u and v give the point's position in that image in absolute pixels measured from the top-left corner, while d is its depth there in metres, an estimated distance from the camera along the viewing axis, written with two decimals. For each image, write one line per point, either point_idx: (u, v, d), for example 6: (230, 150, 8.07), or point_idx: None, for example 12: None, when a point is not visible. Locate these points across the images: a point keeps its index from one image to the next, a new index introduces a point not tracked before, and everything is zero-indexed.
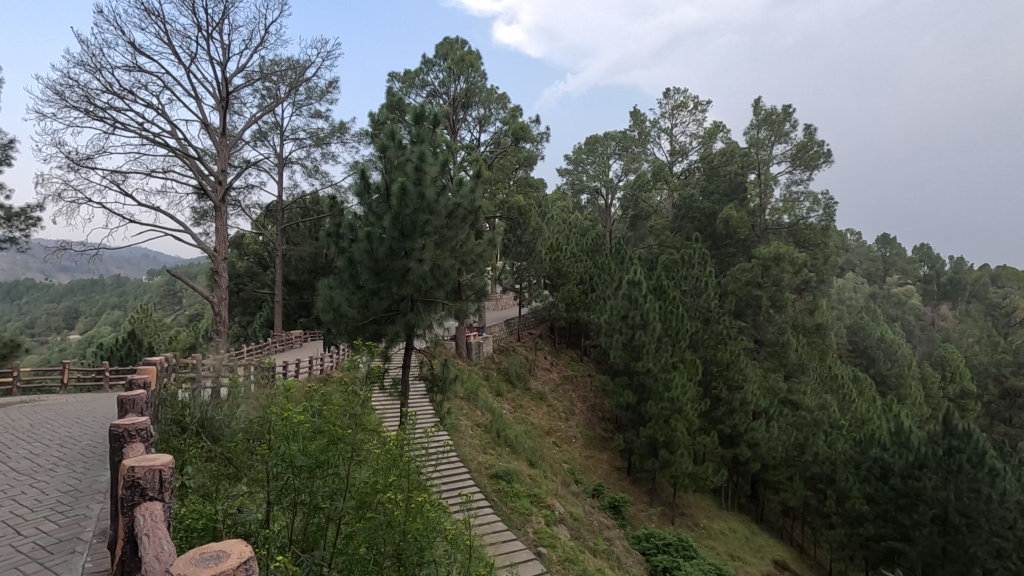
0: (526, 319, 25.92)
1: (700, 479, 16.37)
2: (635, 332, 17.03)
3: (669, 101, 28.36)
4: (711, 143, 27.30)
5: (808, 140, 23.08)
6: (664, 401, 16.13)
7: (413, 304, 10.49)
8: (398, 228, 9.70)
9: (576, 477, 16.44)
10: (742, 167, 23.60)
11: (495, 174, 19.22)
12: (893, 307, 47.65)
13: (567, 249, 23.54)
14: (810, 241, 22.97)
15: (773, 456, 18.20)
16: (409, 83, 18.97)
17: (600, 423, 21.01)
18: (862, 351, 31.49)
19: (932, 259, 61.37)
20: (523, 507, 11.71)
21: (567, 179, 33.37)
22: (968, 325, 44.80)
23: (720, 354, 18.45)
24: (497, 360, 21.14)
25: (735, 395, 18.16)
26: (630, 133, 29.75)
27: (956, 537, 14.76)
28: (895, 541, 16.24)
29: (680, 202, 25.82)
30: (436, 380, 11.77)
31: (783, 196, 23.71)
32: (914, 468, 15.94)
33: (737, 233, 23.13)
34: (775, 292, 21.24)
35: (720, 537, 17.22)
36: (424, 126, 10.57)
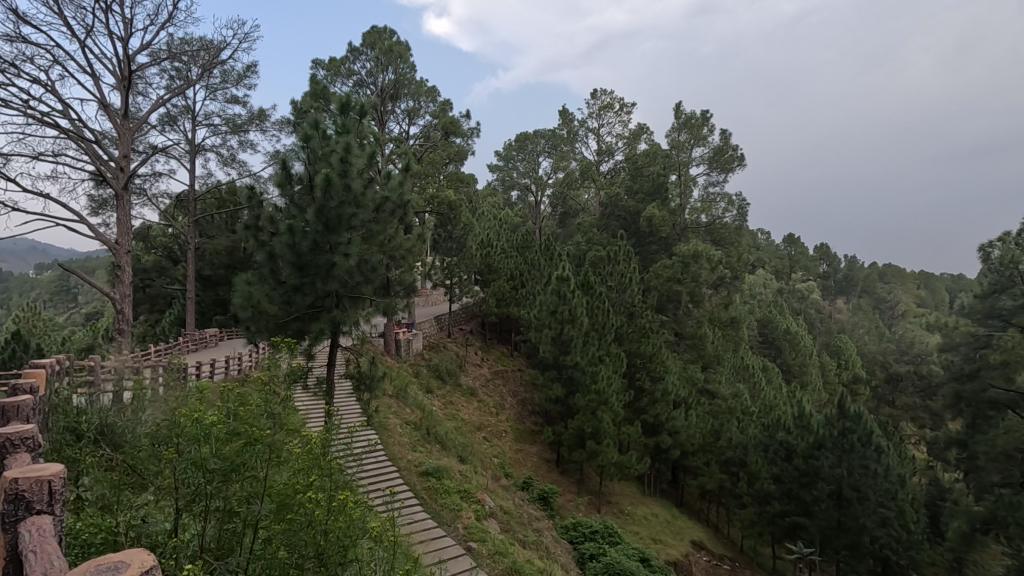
0: (457, 315, 25.78)
1: (624, 467, 17.05)
2: (564, 327, 17.36)
3: (597, 102, 29.09)
4: (635, 144, 28.33)
5: (723, 144, 24.51)
6: (591, 393, 16.57)
7: (339, 300, 10.15)
8: (322, 221, 9.32)
9: (506, 471, 16.63)
10: (664, 168, 24.69)
11: (424, 168, 18.95)
12: (797, 301, 51.64)
13: (498, 245, 23.62)
14: (725, 240, 24.41)
15: (692, 443, 19.23)
16: (334, 72, 18.29)
17: (530, 417, 21.31)
18: (771, 342, 33.87)
19: (829, 257, 66.26)
20: (453, 503, 11.66)
21: (498, 175, 33.52)
22: (859, 317, 49.38)
23: (643, 347, 19.21)
24: (427, 357, 20.91)
25: (657, 386, 19.00)
26: (559, 132, 30.26)
27: (848, 510, 16.43)
28: (798, 516, 17.68)
29: (607, 200, 26.59)
30: (363, 377, 11.45)
31: (701, 197, 25.10)
32: (813, 449, 17.35)
33: (659, 231, 24.16)
34: (694, 288, 22.18)
35: (644, 522, 18.00)
36: (350, 117, 10.25)
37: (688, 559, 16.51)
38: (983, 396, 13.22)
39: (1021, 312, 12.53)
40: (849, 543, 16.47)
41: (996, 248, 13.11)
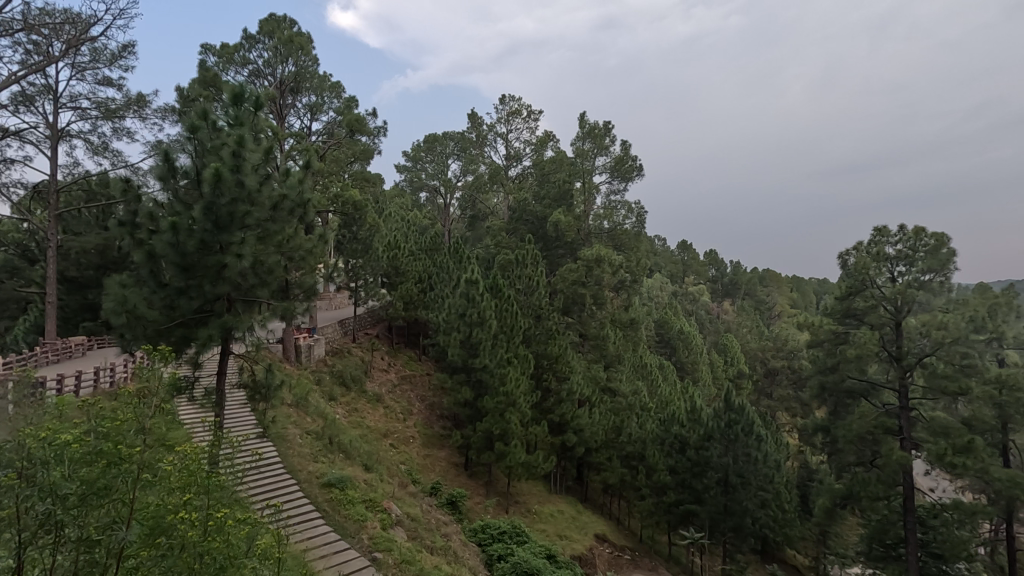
0: (362, 319, 24.96)
1: (532, 467, 17.41)
2: (472, 330, 17.29)
3: (505, 107, 29.41)
4: (542, 150, 29.03)
5: (624, 154, 25.80)
6: (499, 395, 16.71)
7: (231, 304, 9.56)
8: (212, 219, 8.62)
9: (414, 478, 16.36)
10: (569, 175, 25.51)
11: (328, 166, 18.17)
12: (690, 303, 55.47)
13: (406, 247, 23.14)
14: (625, 245, 25.70)
15: (596, 439, 19.96)
16: (228, 60, 17.04)
17: (439, 422, 21.10)
18: (666, 341, 36.12)
19: (717, 262, 72.07)
20: (358, 514, 11.25)
21: (406, 175, 32.86)
22: (742, 317, 54.09)
23: (550, 348, 19.63)
24: (329, 363, 20.04)
25: (563, 385, 19.55)
26: (468, 135, 30.30)
27: (733, 495, 17.92)
28: (690, 504, 19.01)
29: (516, 205, 26.99)
30: (258, 386, 10.71)
31: (603, 204, 26.31)
32: (704, 440, 18.67)
33: (565, 236, 24.84)
34: (597, 291, 22.95)
35: (550, 519, 18.45)
36: (244, 108, 9.56)
37: (592, 553, 17.13)
38: (842, 385, 14.89)
39: (871, 311, 14.27)
40: (734, 525, 17.98)
41: (851, 256, 14.86)
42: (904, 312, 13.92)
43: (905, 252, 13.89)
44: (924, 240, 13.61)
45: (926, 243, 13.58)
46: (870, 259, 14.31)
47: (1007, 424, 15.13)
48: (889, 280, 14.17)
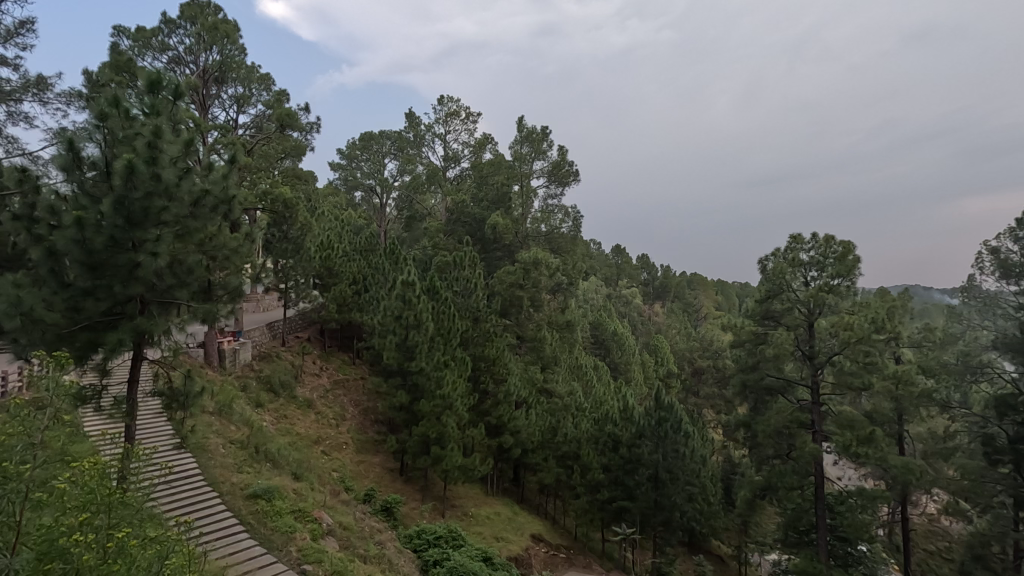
0: (292, 321, 23.96)
1: (469, 470, 17.36)
2: (408, 333, 16.96)
3: (443, 108, 29.17)
4: (481, 153, 29.02)
5: (561, 159, 26.26)
6: (436, 399, 16.52)
7: (144, 306, 8.88)
8: (123, 214, 7.96)
9: (347, 485, 15.87)
10: (507, 178, 25.63)
11: (256, 162, 17.32)
12: (623, 305, 57.20)
13: (339, 248, 22.34)
14: (562, 248, 26.16)
15: (532, 440, 20.14)
16: (144, 44, 15.91)
17: (373, 427, 20.56)
18: (601, 343, 37.00)
19: (649, 266, 74.78)
20: (286, 525, 10.74)
21: (340, 174, 31.87)
22: (672, 319, 56.43)
23: (487, 350, 19.61)
24: (256, 368, 19.08)
25: (501, 387, 19.58)
26: (405, 134, 29.82)
27: (663, 490, 18.60)
28: (623, 500, 19.57)
29: (454, 206, 26.76)
30: (175, 394, 10.00)
31: (540, 207, 26.75)
32: (636, 438, 19.27)
33: (503, 238, 24.87)
34: (534, 293, 23.10)
35: (486, 521, 18.41)
36: (161, 97, 8.91)
37: (528, 553, 17.24)
38: (762, 383, 15.81)
39: (788, 313, 15.41)
40: (663, 519, 18.67)
41: (770, 261, 15.80)
42: (815, 314, 15.01)
43: (817, 258, 14.92)
44: (833, 247, 14.65)
45: (835, 250, 14.64)
46: (786, 264, 15.28)
47: (902, 416, 16.63)
48: (803, 284, 15.16)
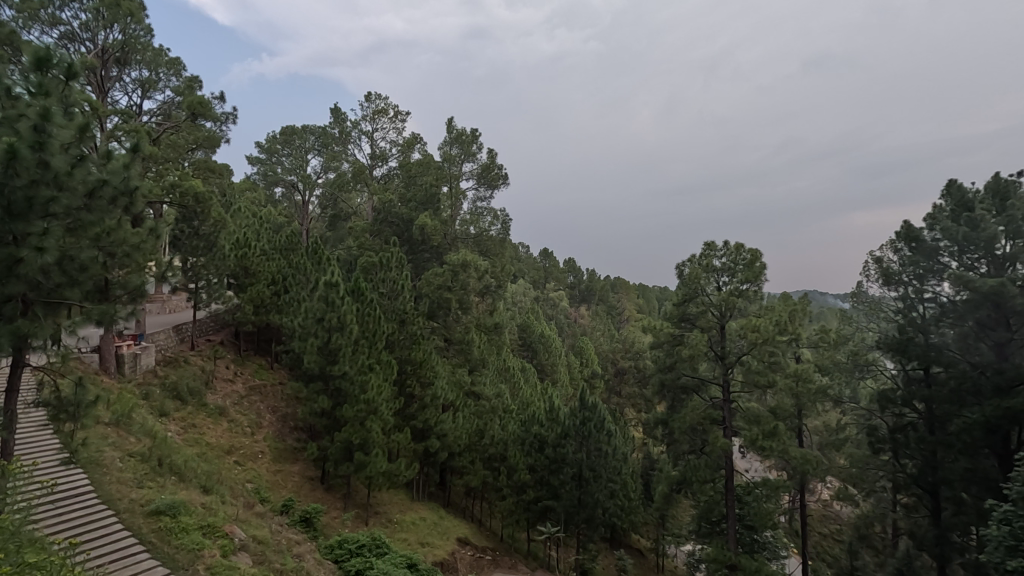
0: (203, 323, 22.49)
1: (393, 475, 17.02)
2: (331, 336, 16.31)
3: (370, 105, 28.44)
4: (409, 152, 28.57)
5: (490, 162, 26.38)
6: (359, 403, 16.02)
7: (28, 307, 7.97)
8: (1, 204, 7.08)
9: (262, 496, 15.05)
10: (436, 179, 25.37)
11: (163, 151, 16.09)
12: (550, 308, 58.28)
13: (257, 246, 20.87)
14: (491, 251, 26.30)
15: (459, 444, 20.01)
16: (30, 16, 14.11)
17: (292, 434, 19.62)
18: (528, 345, 37.50)
19: (575, 269, 76.67)
20: (192, 543, 10.02)
21: (258, 168, 30.27)
22: (597, 321, 58.19)
23: (414, 353, 19.26)
24: (161, 374, 17.69)
25: (427, 391, 19.31)
26: (330, 130, 28.79)
27: (587, 488, 19.12)
28: (548, 500, 19.89)
29: (380, 206, 25.91)
30: (63, 404, 9.05)
31: (470, 209, 26.79)
32: (561, 438, 19.65)
33: (431, 240, 24.51)
34: (462, 295, 22.89)
35: (411, 527, 18.09)
36: (50, 75, 8.03)
37: (454, 557, 17.12)
38: (678, 382, 16.61)
39: (702, 316, 16.24)
40: (586, 516, 19.19)
41: (686, 267, 16.65)
42: (726, 317, 16.02)
43: (728, 264, 15.87)
44: (743, 254, 15.67)
45: (744, 257, 15.65)
46: (701, 269, 16.16)
47: (801, 410, 18.07)
48: (716, 289, 16.09)
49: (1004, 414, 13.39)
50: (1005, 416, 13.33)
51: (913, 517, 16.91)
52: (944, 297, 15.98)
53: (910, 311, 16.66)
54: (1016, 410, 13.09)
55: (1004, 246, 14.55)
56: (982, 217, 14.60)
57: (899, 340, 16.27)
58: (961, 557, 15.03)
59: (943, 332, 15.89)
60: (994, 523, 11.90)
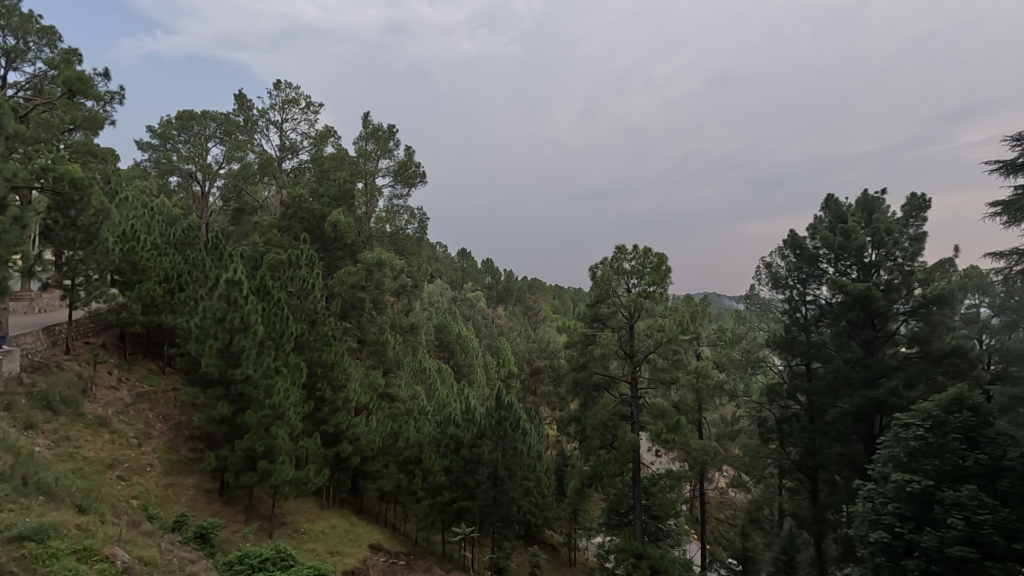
0: (81, 325, 20.26)
1: (301, 483, 16.23)
2: (233, 337, 15.22)
3: (279, 93, 26.90)
4: (322, 146, 27.35)
5: (407, 160, 25.88)
6: (264, 409, 15.11)
7: None
8: None
9: (150, 514, 13.76)
10: (350, 174, 24.47)
11: (32, 130, 14.29)
12: (468, 308, 58.08)
13: (147, 239, 19.12)
14: (407, 250, 25.86)
15: (372, 447, 19.44)
16: None
17: (187, 444, 18.10)
18: (445, 345, 37.21)
19: (493, 270, 77.06)
20: (65, 570, 8.96)
21: (150, 155, 27.66)
22: (514, 321, 58.88)
23: (325, 355, 18.43)
24: (27, 382, 15.68)
25: (339, 394, 18.59)
26: (233, 118, 26.86)
27: (502, 487, 19.31)
28: (463, 500, 19.81)
29: (289, 200, 24.31)
30: None
31: (385, 207, 26.19)
32: (476, 438, 19.66)
33: (344, 238, 23.51)
34: (377, 295, 22.18)
35: (320, 537, 17.31)
36: None
37: (365, 564, 16.59)
38: (590, 380, 17.13)
39: (613, 316, 16.91)
40: (501, 515, 19.36)
41: (599, 269, 17.26)
42: (635, 317, 16.80)
43: (637, 267, 16.65)
44: (650, 258, 16.52)
45: (651, 260, 16.50)
46: (612, 272, 16.79)
47: (702, 405, 19.30)
48: (626, 290, 16.80)
49: (870, 404, 15.09)
50: (870, 405, 15.04)
51: (796, 499, 18.62)
52: (823, 299, 17.69)
53: (794, 312, 18.31)
54: (879, 399, 14.82)
55: (871, 255, 16.41)
56: (854, 229, 16.38)
57: (786, 339, 17.87)
58: (834, 532, 16.77)
59: (822, 331, 17.62)
60: (861, 501, 13.37)
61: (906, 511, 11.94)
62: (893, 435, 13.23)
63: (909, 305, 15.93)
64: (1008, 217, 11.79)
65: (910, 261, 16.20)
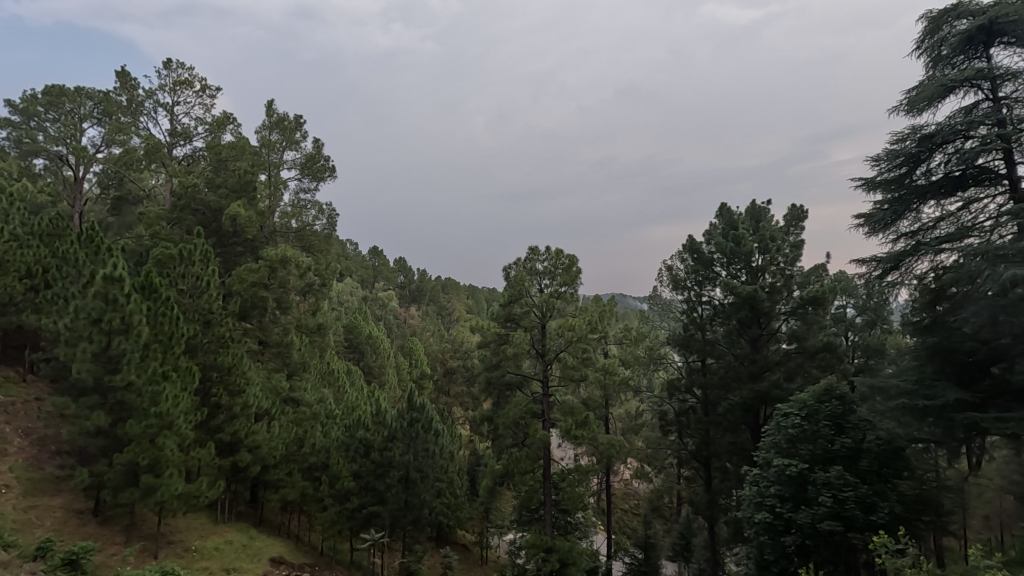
0: None
1: (192, 497, 15.01)
2: (112, 340, 13.70)
3: (170, 73, 24.65)
4: (219, 133, 25.41)
5: (315, 153, 24.69)
6: (149, 418, 13.80)
7: None
8: None
9: (6, 542, 12.08)
10: (252, 165, 22.95)
11: None
12: (379, 308, 56.58)
13: (5, 228, 16.78)
14: (314, 247, 24.75)
15: (274, 455, 18.36)
16: None
17: (54, 460, 16.11)
18: (355, 346, 36.06)
19: (405, 269, 75.72)
20: None
21: (9, 133, 24.30)
22: (427, 321, 58.23)
23: (221, 359, 17.10)
24: None
25: (236, 399, 17.36)
26: (114, 96, 24.23)
27: (413, 489, 19.01)
28: (373, 505, 19.25)
29: (180, 190, 22.23)
30: None
31: (291, 201, 25.00)
32: (387, 441, 19.21)
33: (244, 233, 21.96)
34: (280, 294, 20.95)
35: (214, 554, 16.06)
36: None
37: None
38: (503, 379, 17.27)
39: (525, 316, 17.20)
40: (412, 518, 19.03)
41: (512, 269, 17.46)
42: (547, 317, 17.20)
43: (549, 268, 17.07)
44: (561, 259, 17.00)
45: (562, 262, 16.99)
46: (525, 272, 17.07)
47: (609, 401, 20.14)
48: (539, 290, 17.16)
49: (756, 396, 16.48)
50: (756, 397, 16.45)
51: (692, 487, 19.93)
52: (716, 300, 19.09)
53: (692, 312, 19.58)
54: (764, 392, 16.27)
55: (758, 259, 17.91)
56: (743, 235, 17.81)
57: (684, 337, 19.07)
58: (725, 515, 18.13)
59: (716, 329, 19.02)
60: (748, 485, 14.54)
61: (784, 492, 13.16)
62: (774, 424, 14.53)
63: (789, 305, 17.46)
64: (868, 227, 13.38)
65: (790, 265, 17.84)
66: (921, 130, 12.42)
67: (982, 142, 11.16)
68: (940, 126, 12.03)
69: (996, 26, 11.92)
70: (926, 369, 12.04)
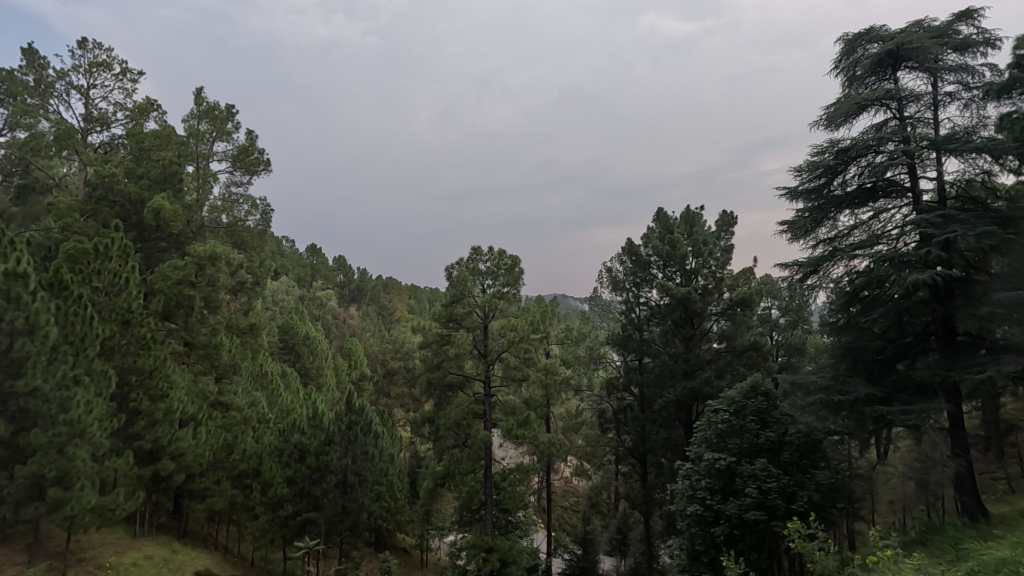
0: None
1: (107, 510, 14.02)
2: (13, 342, 12.34)
3: (85, 54, 22.84)
4: (141, 120, 23.77)
5: (248, 145, 23.59)
6: (57, 427, 12.74)
7: None
8: None
9: None
10: (178, 156, 21.64)
11: None
12: (317, 308, 54.80)
13: None
14: (246, 243, 23.75)
15: (200, 463, 17.36)
16: None
17: None
18: (290, 347, 34.72)
19: (344, 268, 73.74)
20: None
21: None
22: (367, 321, 56.94)
23: (142, 361, 16.01)
24: None
25: (158, 405, 16.29)
26: (20, 75, 22.19)
27: (351, 494, 18.54)
28: (308, 512, 18.61)
29: (96, 180, 20.61)
30: None
31: (221, 195, 23.89)
32: (324, 445, 18.63)
33: (169, 227, 20.65)
34: (208, 292, 19.86)
35: (132, 570, 15.01)
36: None
37: None
38: (445, 380, 17.09)
39: (467, 316, 17.12)
40: (349, 524, 18.58)
41: (454, 269, 17.34)
42: (489, 317, 17.21)
43: (492, 268, 17.08)
44: (504, 259, 17.10)
45: (505, 263, 17.08)
46: (467, 272, 16.98)
47: (549, 400, 20.41)
48: (481, 291, 17.14)
49: (689, 394, 17.17)
50: (688, 394, 17.14)
51: (629, 482, 20.49)
52: (653, 301, 19.71)
53: (630, 312, 20.12)
54: (696, 389, 16.96)
55: (692, 263, 18.67)
56: (678, 239, 18.52)
57: (622, 336, 19.61)
58: (660, 509, 18.78)
59: (652, 329, 19.65)
60: (681, 479, 15.12)
61: (715, 485, 13.78)
62: (706, 420, 15.19)
63: (720, 306, 18.35)
64: (792, 234, 14.23)
65: (721, 269, 18.70)
66: (838, 144, 13.36)
67: (890, 157, 12.15)
68: (854, 141, 12.98)
69: (902, 51, 13.01)
70: (841, 366, 12.94)
